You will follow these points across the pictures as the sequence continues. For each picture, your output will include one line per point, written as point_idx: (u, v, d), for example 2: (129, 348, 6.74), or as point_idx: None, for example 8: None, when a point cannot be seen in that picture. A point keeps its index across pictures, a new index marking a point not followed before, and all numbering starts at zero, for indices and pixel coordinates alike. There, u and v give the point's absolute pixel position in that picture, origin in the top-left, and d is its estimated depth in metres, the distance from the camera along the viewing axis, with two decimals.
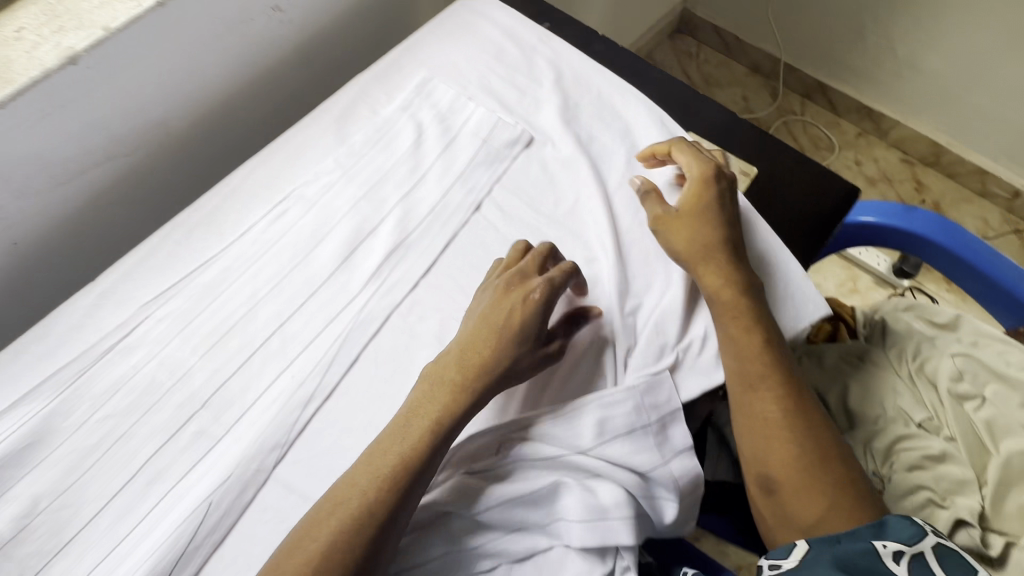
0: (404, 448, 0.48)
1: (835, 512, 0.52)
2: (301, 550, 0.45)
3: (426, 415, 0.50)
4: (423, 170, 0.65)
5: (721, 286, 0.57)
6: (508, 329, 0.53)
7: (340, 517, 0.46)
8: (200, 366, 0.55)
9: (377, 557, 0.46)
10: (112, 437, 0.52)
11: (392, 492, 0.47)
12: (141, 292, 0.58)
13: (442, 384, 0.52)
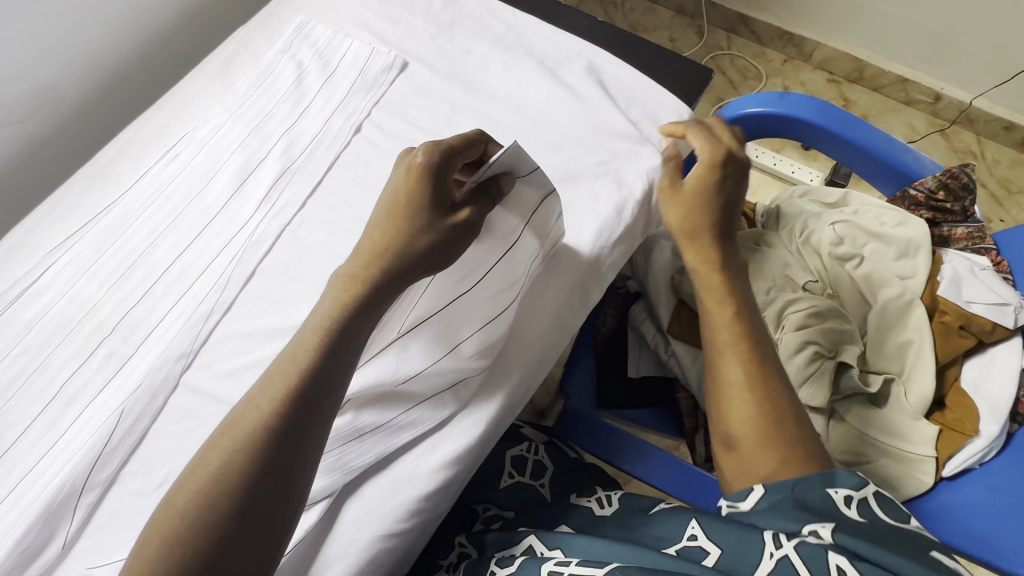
0: (300, 358, 0.47)
1: (793, 453, 0.50)
2: (194, 479, 0.43)
3: (322, 318, 0.49)
4: (305, 103, 0.69)
5: (699, 257, 0.59)
6: (403, 208, 0.51)
7: (234, 440, 0.44)
8: (107, 299, 0.60)
9: (274, 465, 0.43)
10: (30, 369, 0.57)
11: (295, 397, 0.45)
12: (48, 242, 0.63)
13: (339, 282, 0.51)
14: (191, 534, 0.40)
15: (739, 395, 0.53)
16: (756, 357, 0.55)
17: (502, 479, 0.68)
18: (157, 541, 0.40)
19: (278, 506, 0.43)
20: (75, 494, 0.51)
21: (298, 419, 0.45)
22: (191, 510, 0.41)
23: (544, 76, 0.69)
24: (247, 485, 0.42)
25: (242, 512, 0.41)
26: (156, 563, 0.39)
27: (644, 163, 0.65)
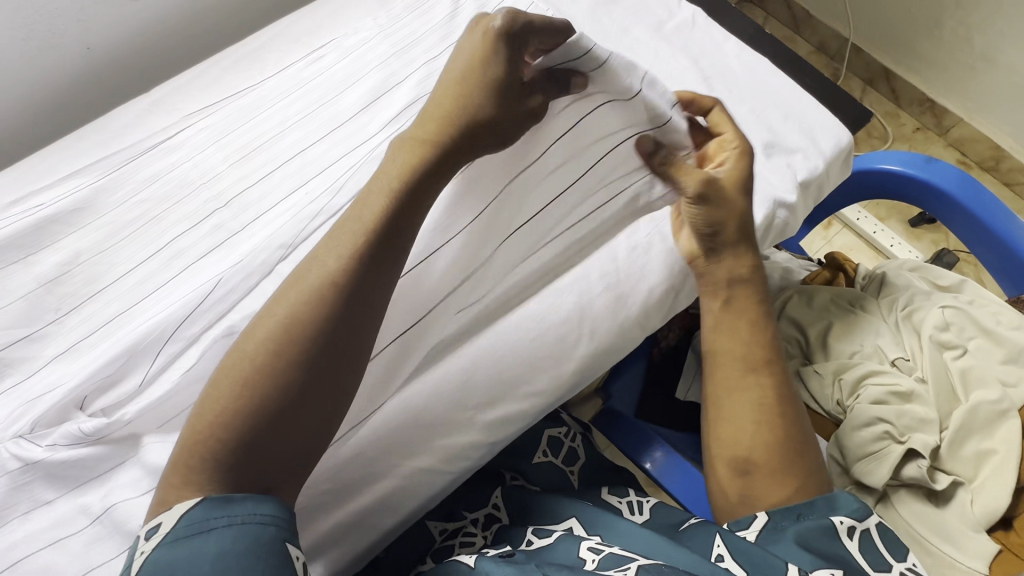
0: (367, 217, 0.46)
1: (802, 478, 0.52)
2: (259, 331, 0.43)
3: (389, 181, 0.48)
4: (454, 38, 0.69)
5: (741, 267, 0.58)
6: (466, 78, 0.48)
7: (299, 292, 0.44)
8: (228, 172, 0.62)
9: (340, 326, 0.44)
10: (146, 217, 0.60)
11: (362, 258, 0.45)
12: (188, 106, 0.67)
13: (405, 145, 0.49)
14: (256, 383, 0.41)
15: (749, 421, 0.54)
16: (772, 382, 0.56)
17: (534, 455, 0.68)
18: (229, 385, 0.41)
19: (337, 370, 0.43)
20: (161, 341, 0.53)
21: (360, 281, 0.45)
22: (261, 357, 0.42)
23: (693, 73, 0.67)
24: (314, 345, 0.43)
25: (305, 365, 0.42)
26: (228, 406, 0.41)
27: (772, 187, 0.61)
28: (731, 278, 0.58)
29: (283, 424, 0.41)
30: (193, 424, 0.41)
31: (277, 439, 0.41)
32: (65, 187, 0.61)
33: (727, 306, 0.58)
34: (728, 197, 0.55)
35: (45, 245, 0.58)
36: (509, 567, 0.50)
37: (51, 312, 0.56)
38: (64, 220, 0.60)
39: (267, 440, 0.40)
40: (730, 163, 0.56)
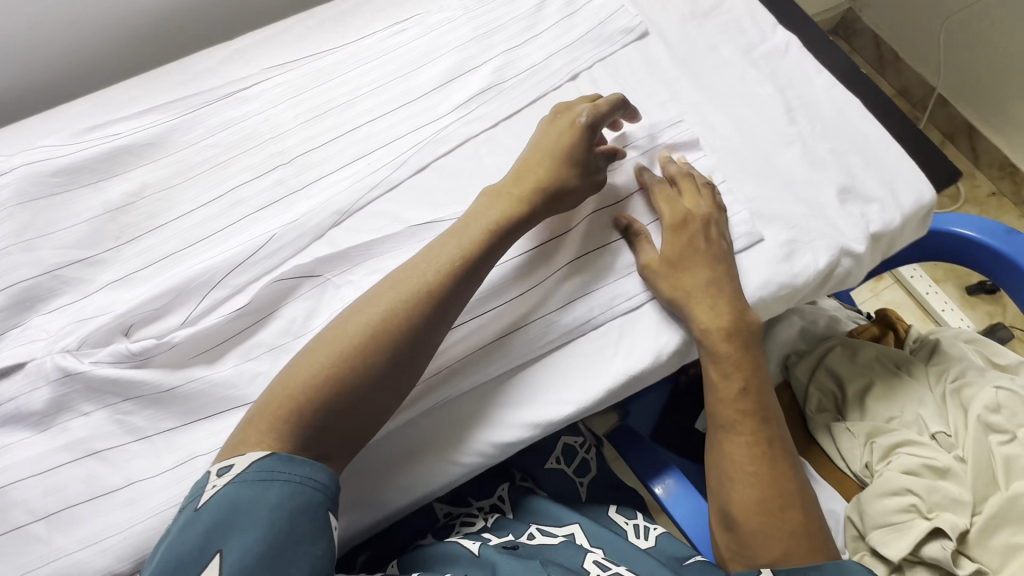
0: (462, 242, 0.52)
1: (798, 538, 0.50)
2: (357, 321, 0.48)
3: (492, 218, 0.53)
4: (537, 30, 0.68)
5: (710, 326, 0.55)
6: (564, 151, 0.57)
7: (397, 294, 0.49)
8: (296, 131, 0.63)
9: (426, 334, 0.49)
10: (213, 162, 0.62)
11: (456, 277, 0.50)
12: (267, 58, 0.67)
13: (501, 196, 0.55)
14: (347, 367, 0.45)
15: (744, 478, 0.52)
16: (768, 433, 0.54)
17: (547, 460, 0.68)
18: (323, 360, 0.46)
19: (409, 378, 0.48)
20: (210, 284, 0.55)
21: (451, 295, 0.50)
22: (354, 346, 0.46)
23: (776, 103, 0.64)
24: (403, 343, 0.48)
25: (392, 361, 0.47)
26: (318, 383, 0.45)
27: (838, 234, 0.59)
28: (722, 328, 0.55)
29: (354, 417, 0.45)
30: (280, 390, 0.45)
31: (352, 429, 0.45)
32: (140, 120, 0.62)
33: (719, 358, 0.55)
34: (708, 258, 0.56)
35: (115, 174, 0.60)
36: (514, 561, 0.50)
37: (112, 240, 0.57)
38: (136, 153, 0.61)
39: (343, 415, 0.45)
40: (694, 225, 0.57)
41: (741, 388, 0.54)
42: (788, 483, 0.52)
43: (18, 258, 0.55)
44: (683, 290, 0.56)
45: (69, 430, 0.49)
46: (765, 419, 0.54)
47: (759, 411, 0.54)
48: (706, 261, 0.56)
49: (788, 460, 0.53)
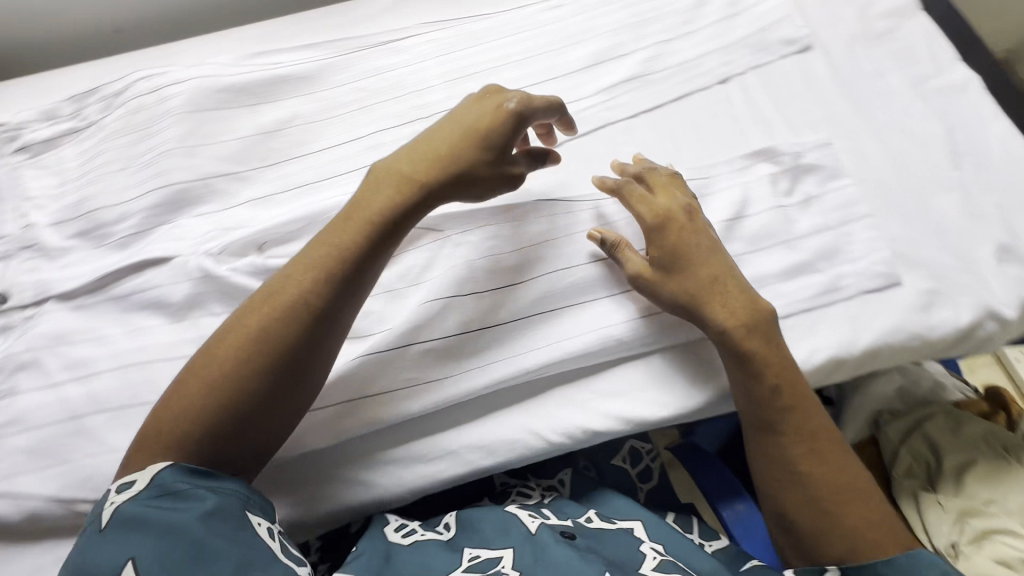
0: (342, 235, 0.45)
1: (868, 533, 0.46)
2: (236, 331, 0.43)
3: (385, 196, 0.47)
4: (694, 27, 0.66)
5: (727, 323, 0.50)
6: (479, 131, 0.49)
7: (277, 306, 0.43)
8: (440, 88, 0.64)
9: (313, 339, 0.43)
10: (358, 104, 0.64)
11: (330, 263, 0.44)
12: (423, 15, 0.69)
13: (395, 175, 0.47)
14: (226, 384, 0.41)
15: (796, 480, 0.48)
16: (811, 423, 0.49)
17: (613, 456, 0.69)
18: (204, 379, 0.41)
19: (299, 381, 0.43)
20: (340, 219, 0.57)
21: (330, 289, 0.44)
22: (229, 363, 0.42)
23: (941, 143, 0.60)
24: (283, 346, 0.42)
25: (270, 369, 0.42)
26: (188, 411, 0.40)
27: (987, 293, 0.54)
28: (740, 321, 0.50)
29: (261, 428, 0.42)
30: (154, 425, 0.41)
31: (261, 431, 0.42)
32: (300, 54, 0.65)
33: (735, 357, 0.50)
34: (702, 245, 0.52)
35: (270, 100, 0.63)
36: (568, 550, 0.47)
37: (258, 161, 0.61)
38: (291, 84, 0.64)
39: (220, 441, 0.41)
40: (683, 219, 0.53)
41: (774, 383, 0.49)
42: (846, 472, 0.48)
43: (178, 162, 0.59)
44: (691, 295, 0.51)
45: (201, 325, 0.53)
46: (807, 409, 0.49)
47: (801, 404, 0.49)
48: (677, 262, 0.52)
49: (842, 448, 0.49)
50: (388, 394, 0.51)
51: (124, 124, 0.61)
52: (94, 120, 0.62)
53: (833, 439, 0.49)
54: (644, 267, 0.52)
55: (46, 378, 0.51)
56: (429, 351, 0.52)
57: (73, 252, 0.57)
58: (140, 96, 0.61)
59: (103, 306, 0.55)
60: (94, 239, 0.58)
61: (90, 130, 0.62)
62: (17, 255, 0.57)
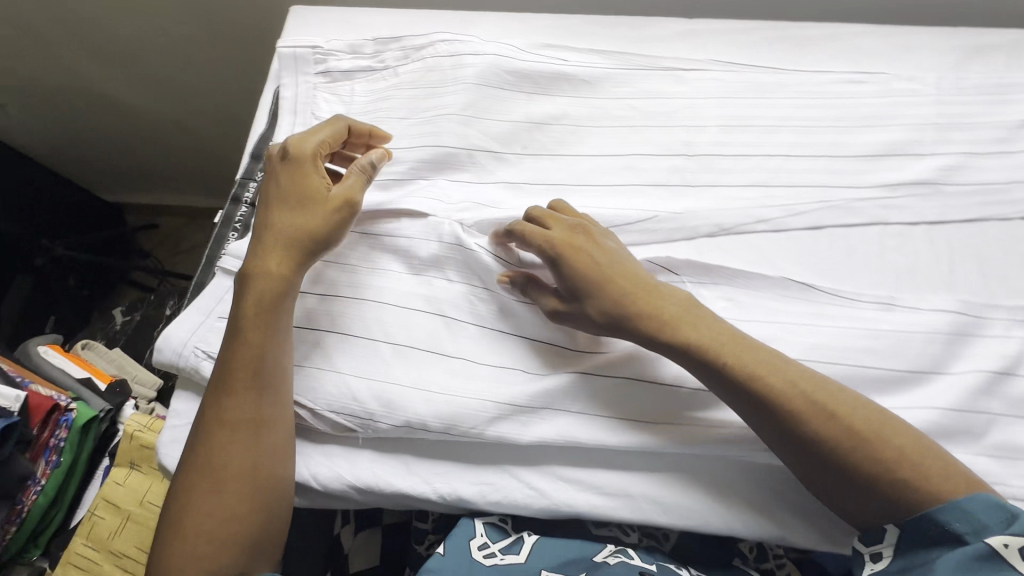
0: (254, 306, 0.51)
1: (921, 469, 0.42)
2: (197, 453, 0.49)
3: (264, 262, 0.52)
4: (1013, 148, 0.60)
5: (675, 329, 0.48)
6: (291, 187, 0.53)
7: (222, 409, 0.49)
8: (712, 131, 0.63)
9: (269, 388, 0.50)
10: (627, 122, 0.64)
11: (257, 330, 0.50)
12: (715, 52, 0.67)
13: (269, 234, 0.53)
14: (211, 481, 0.47)
15: (805, 456, 0.44)
16: (794, 376, 0.45)
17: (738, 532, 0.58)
18: (194, 501, 0.47)
19: (266, 425, 0.50)
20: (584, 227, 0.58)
21: (258, 352, 0.50)
22: (205, 469, 0.48)
23: None
24: (241, 419, 0.49)
25: (232, 435, 0.49)
26: (196, 520, 0.46)
27: None
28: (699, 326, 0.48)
29: (258, 487, 0.48)
30: (174, 546, 0.46)
31: (251, 506, 0.48)
32: (587, 57, 0.66)
33: (690, 347, 0.47)
34: (604, 266, 0.51)
35: (547, 93, 0.65)
36: None
37: (520, 148, 0.63)
38: (571, 83, 0.65)
39: (235, 513, 0.47)
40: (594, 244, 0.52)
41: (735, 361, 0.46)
42: (847, 416, 0.44)
43: (454, 127, 0.62)
44: (620, 317, 0.49)
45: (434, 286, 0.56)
46: (777, 369, 0.46)
47: (770, 370, 0.46)
48: (581, 300, 0.51)
49: (814, 391, 0.45)
50: (599, 421, 0.52)
51: (416, 78, 0.65)
52: (390, 65, 0.66)
53: (813, 391, 0.45)
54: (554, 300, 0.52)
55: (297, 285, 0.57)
56: (648, 397, 0.52)
57: None
58: (437, 56, 0.65)
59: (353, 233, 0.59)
60: None
61: (383, 73, 0.66)
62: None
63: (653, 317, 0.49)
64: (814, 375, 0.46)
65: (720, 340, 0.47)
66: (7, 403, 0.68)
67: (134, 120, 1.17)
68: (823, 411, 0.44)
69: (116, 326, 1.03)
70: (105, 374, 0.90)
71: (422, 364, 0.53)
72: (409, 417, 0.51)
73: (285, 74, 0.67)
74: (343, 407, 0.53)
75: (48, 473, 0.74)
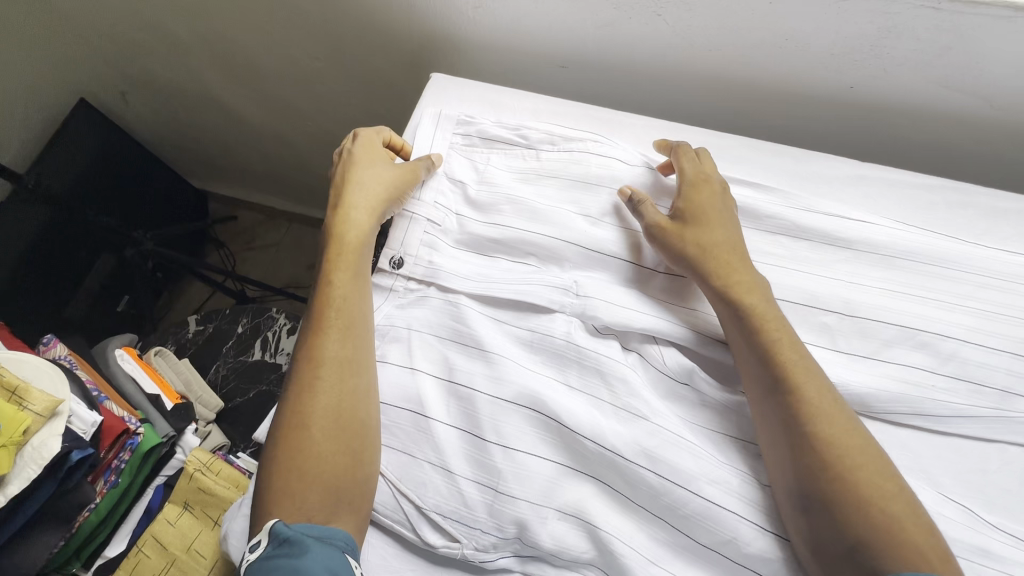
0: (343, 245, 0.54)
1: (861, 478, 0.43)
2: (291, 391, 0.49)
3: (354, 208, 0.56)
4: None
5: (733, 286, 0.51)
6: (372, 159, 0.59)
7: (310, 345, 0.50)
8: (875, 293, 0.56)
9: (355, 324, 0.51)
10: (776, 265, 0.58)
11: (344, 266, 0.54)
12: (883, 205, 0.61)
13: (355, 184, 0.57)
14: (307, 416, 0.47)
15: (789, 455, 0.45)
16: (818, 383, 0.47)
17: None
18: (289, 435, 0.47)
19: (351, 362, 0.50)
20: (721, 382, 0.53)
21: (344, 288, 0.52)
22: (299, 406, 0.48)
23: None
24: (327, 352, 0.49)
25: (320, 370, 0.49)
26: (293, 457, 0.46)
27: None
28: (747, 286, 0.51)
29: (348, 426, 0.48)
30: (274, 484, 0.46)
31: (340, 448, 0.47)
32: (741, 184, 0.61)
33: (749, 317, 0.49)
34: (712, 219, 0.54)
35: None
36: None
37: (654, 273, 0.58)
38: None
39: (324, 453, 0.46)
40: (719, 195, 0.55)
41: (769, 328, 0.49)
42: (847, 434, 0.45)
43: (586, 228, 0.58)
44: (700, 257, 0.52)
45: (555, 389, 0.52)
46: (789, 345, 0.48)
47: (785, 343, 0.48)
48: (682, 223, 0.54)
49: (828, 397, 0.46)
50: None
51: (558, 171, 0.61)
52: (532, 146, 0.62)
53: (824, 396, 0.46)
54: (661, 222, 0.55)
55: (408, 359, 0.54)
56: None
57: (464, 258, 0.59)
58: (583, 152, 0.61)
59: (469, 323, 0.55)
60: (484, 254, 0.59)
61: (524, 151, 0.62)
62: (422, 222, 0.60)
63: (722, 272, 0.52)
64: (835, 395, 0.47)
65: (770, 316, 0.50)
66: (82, 428, 0.67)
67: (244, 127, 1.18)
68: (830, 413, 0.45)
69: (188, 334, 1.02)
70: (172, 391, 0.89)
71: (535, 480, 0.49)
72: (521, 532, 0.48)
73: (421, 131, 0.64)
74: (452, 511, 0.49)
75: (104, 492, 0.72)
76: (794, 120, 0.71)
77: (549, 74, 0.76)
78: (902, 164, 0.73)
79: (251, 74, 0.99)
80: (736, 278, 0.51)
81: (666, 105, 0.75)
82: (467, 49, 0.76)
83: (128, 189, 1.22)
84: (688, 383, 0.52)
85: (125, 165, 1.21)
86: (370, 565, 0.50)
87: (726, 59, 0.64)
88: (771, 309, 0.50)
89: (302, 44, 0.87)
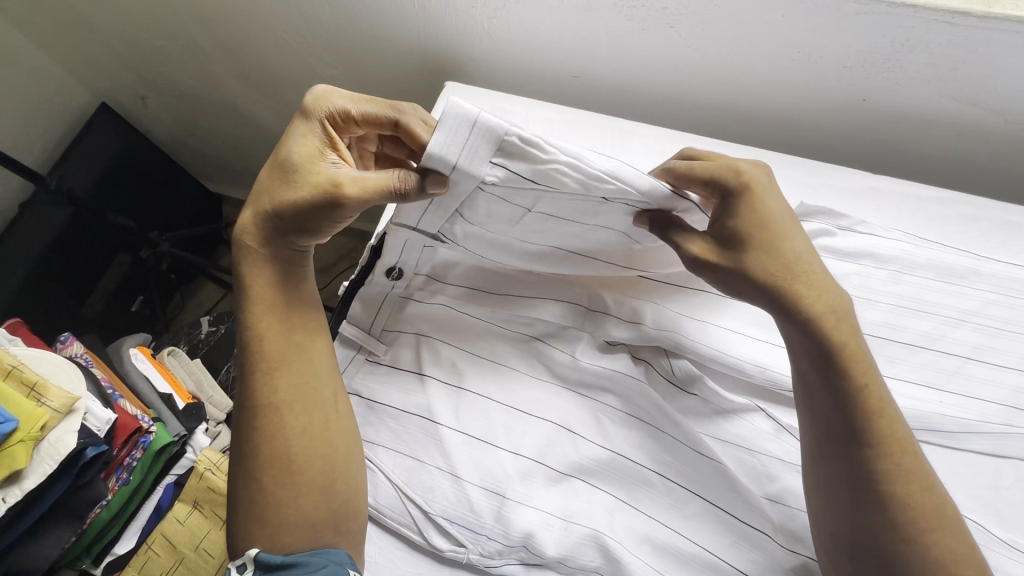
0: (262, 287, 0.49)
1: (935, 535, 0.41)
2: (246, 437, 0.49)
3: (261, 242, 0.48)
4: None
5: (823, 322, 0.43)
6: (298, 164, 0.45)
7: (255, 391, 0.49)
8: (882, 307, 0.56)
9: (299, 362, 0.50)
10: None
11: (270, 309, 0.49)
12: (892, 219, 0.61)
13: (257, 211, 0.47)
14: (268, 460, 0.48)
15: (855, 506, 0.43)
16: (902, 435, 0.43)
17: None
18: (255, 480, 0.48)
19: (305, 400, 0.49)
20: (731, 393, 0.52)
21: (280, 330, 0.49)
22: (259, 451, 0.48)
23: None
24: (276, 395, 0.49)
25: (272, 414, 0.48)
26: (264, 499, 0.47)
27: None
28: (836, 320, 0.43)
29: (312, 462, 0.48)
30: (253, 526, 0.47)
31: (310, 482, 0.48)
32: None
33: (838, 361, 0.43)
34: (783, 231, 0.43)
35: None
36: None
37: None
38: None
39: (298, 488, 0.48)
40: (772, 195, 0.44)
41: (843, 371, 0.43)
42: (925, 488, 0.42)
43: None
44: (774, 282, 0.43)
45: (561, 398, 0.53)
46: (877, 396, 0.43)
47: (873, 394, 0.43)
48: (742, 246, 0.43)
49: (900, 449, 0.42)
50: None
51: None
52: None
53: (905, 448, 0.43)
54: (705, 247, 0.44)
55: (421, 363, 0.55)
56: None
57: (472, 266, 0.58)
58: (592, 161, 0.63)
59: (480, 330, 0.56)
60: None
61: None
62: (417, 244, 0.54)
63: (804, 303, 0.43)
64: (912, 440, 0.43)
65: (850, 363, 0.43)
66: (97, 425, 0.67)
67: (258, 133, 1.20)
68: (910, 469, 0.42)
69: (201, 334, 1.03)
70: (184, 390, 0.90)
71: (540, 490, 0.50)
72: (526, 541, 0.48)
73: None
74: (459, 517, 0.50)
75: (116, 489, 0.73)
76: (806, 132, 0.71)
77: (561, 85, 0.77)
78: (913, 177, 0.73)
79: (267, 80, 1.01)
80: (833, 316, 0.43)
81: (676, 117, 0.75)
82: (481, 59, 0.77)
83: (145, 190, 1.24)
84: (695, 393, 0.52)
85: (144, 167, 1.23)
86: (377, 567, 0.52)
87: (736, 72, 0.65)
88: (854, 354, 0.43)
89: (319, 52, 0.89)
